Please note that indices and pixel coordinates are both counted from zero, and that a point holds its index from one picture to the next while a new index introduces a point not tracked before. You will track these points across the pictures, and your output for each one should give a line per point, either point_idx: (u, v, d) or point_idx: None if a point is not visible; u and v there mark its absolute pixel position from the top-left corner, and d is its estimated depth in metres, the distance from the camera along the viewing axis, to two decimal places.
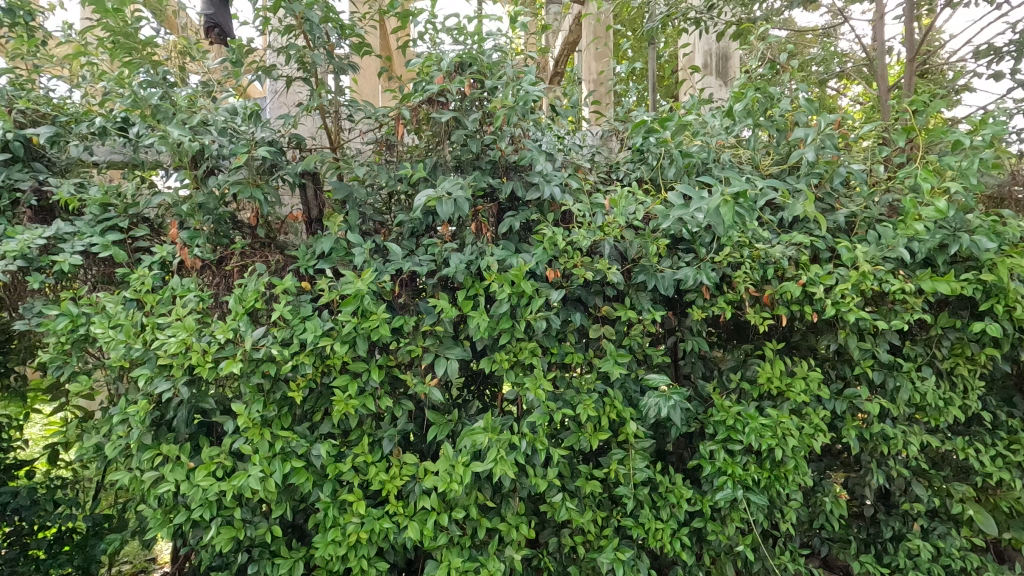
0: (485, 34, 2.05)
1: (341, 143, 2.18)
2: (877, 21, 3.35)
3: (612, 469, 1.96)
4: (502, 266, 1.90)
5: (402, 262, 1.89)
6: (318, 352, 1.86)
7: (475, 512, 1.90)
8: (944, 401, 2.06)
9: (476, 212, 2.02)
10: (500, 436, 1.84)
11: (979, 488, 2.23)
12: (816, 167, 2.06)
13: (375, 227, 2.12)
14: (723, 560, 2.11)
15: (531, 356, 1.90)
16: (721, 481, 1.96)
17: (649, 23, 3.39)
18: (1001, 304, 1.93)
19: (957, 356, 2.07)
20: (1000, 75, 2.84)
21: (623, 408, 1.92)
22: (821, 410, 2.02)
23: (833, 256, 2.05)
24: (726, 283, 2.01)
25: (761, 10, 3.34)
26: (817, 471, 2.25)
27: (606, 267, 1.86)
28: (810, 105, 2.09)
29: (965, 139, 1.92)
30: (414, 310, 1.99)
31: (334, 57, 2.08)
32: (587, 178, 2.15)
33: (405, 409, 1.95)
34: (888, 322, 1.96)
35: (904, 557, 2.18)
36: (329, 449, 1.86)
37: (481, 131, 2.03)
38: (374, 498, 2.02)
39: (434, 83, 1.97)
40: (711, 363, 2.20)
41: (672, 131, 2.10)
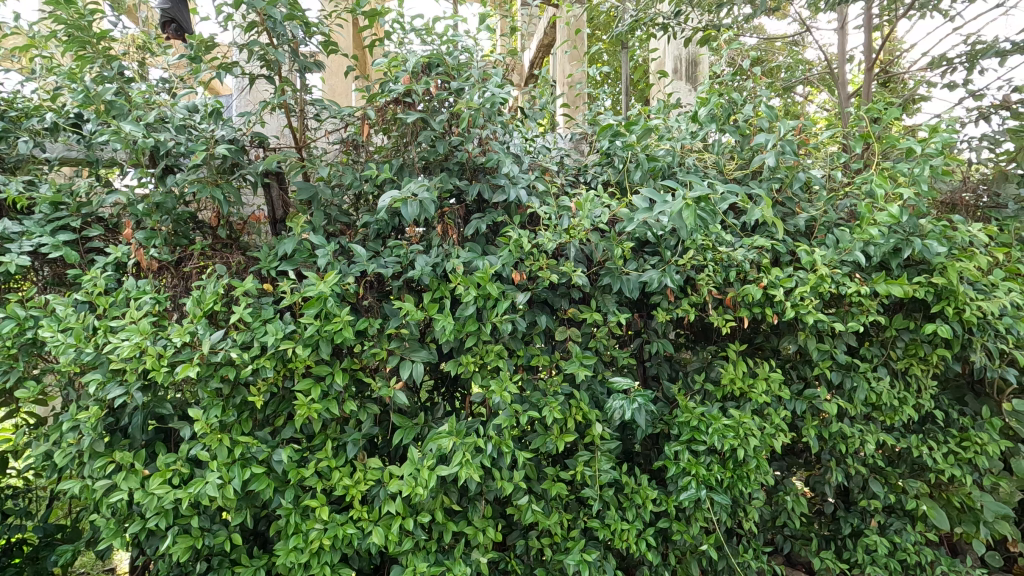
0: (453, 36, 2.04)
1: (307, 143, 2.15)
2: (840, 30, 3.44)
3: (578, 471, 1.96)
4: (468, 268, 1.90)
5: (367, 264, 1.86)
6: (279, 356, 1.82)
7: (440, 516, 1.88)
8: (899, 400, 2.13)
9: (442, 214, 2.00)
10: (465, 439, 1.83)
11: (932, 484, 2.30)
12: (777, 172, 2.11)
13: (340, 228, 2.09)
14: (689, 560, 2.14)
15: (497, 359, 1.90)
16: (685, 481, 1.97)
17: (620, 28, 3.44)
18: (951, 306, 2.00)
19: (911, 356, 2.14)
20: (953, 84, 2.93)
21: (589, 410, 1.93)
22: (782, 410, 2.05)
23: (793, 259, 2.10)
24: (690, 285, 2.04)
25: (730, 16, 3.40)
26: (779, 469, 2.30)
27: (572, 270, 1.87)
28: (770, 112, 2.14)
29: (917, 146, 1.99)
30: (379, 312, 1.96)
31: (298, 55, 2.05)
32: (554, 181, 2.16)
33: (370, 412, 1.93)
34: (845, 324, 2.01)
35: (862, 552, 2.24)
36: (291, 454, 1.83)
37: (448, 132, 2.02)
38: (337, 504, 1.99)
39: (400, 83, 1.96)
40: (677, 364, 2.22)
41: (637, 135, 2.13)
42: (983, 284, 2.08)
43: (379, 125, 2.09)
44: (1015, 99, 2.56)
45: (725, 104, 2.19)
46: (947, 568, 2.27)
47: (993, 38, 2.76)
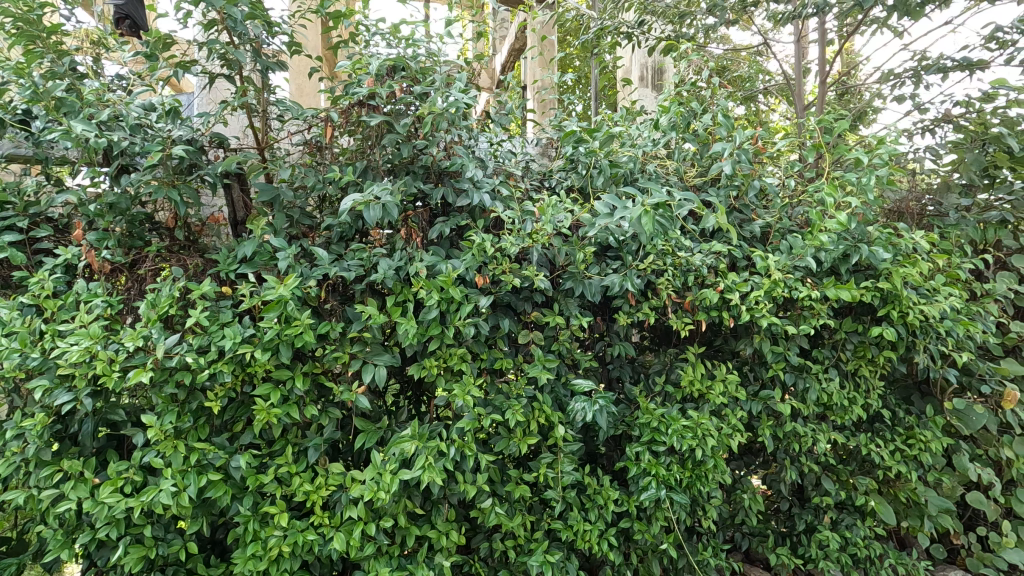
0: (417, 39, 2.05)
1: (268, 144, 2.12)
2: (798, 43, 3.55)
3: (540, 473, 1.98)
4: (431, 272, 1.90)
5: (329, 267, 1.85)
6: (237, 361, 1.79)
7: (403, 521, 1.87)
8: (849, 400, 2.22)
9: (406, 218, 1.99)
10: (428, 442, 1.83)
11: (881, 481, 2.40)
12: (734, 179, 2.18)
13: (302, 231, 2.06)
14: (650, 559, 2.17)
15: (460, 362, 1.91)
16: (645, 482, 2.00)
17: (587, 36, 3.49)
18: (896, 310, 2.09)
19: (860, 357, 2.23)
20: (902, 97, 3.07)
21: (551, 412, 1.96)
22: (739, 411, 2.11)
23: (749, 264, 2.17)
24: (650, 289, 2.08)
25: (693, 27, 3.48)
26: (736, 469, 2.36)
27: (534, 274, 1.89)
28: (727, 121, 2.21)
29: (864, 157, 2.08)
30: (341, 315, 1.95)
31: (261, 55, 2.02)
32: (518, 185, 2.18)
33: (331, 417, 1.91)
34: (798, 327, 2.09)
35: (816, 548, 2.31)
36: (249, 460, 1.80)
37: (412, 135, 2.02)
38: (297, 510, 1.96)
39: (364, 86, 1.96)
40: (639, 367, 2.26)
41: (600, 141, 2.17)
42: (926, 289, 2.18)
43: (342, 127, 2.06)
44: (956, 113, 2.69)
45: (685, 113, 2.25)
46: (895, 561, 2.37)
47: (938, 55, 2.89)
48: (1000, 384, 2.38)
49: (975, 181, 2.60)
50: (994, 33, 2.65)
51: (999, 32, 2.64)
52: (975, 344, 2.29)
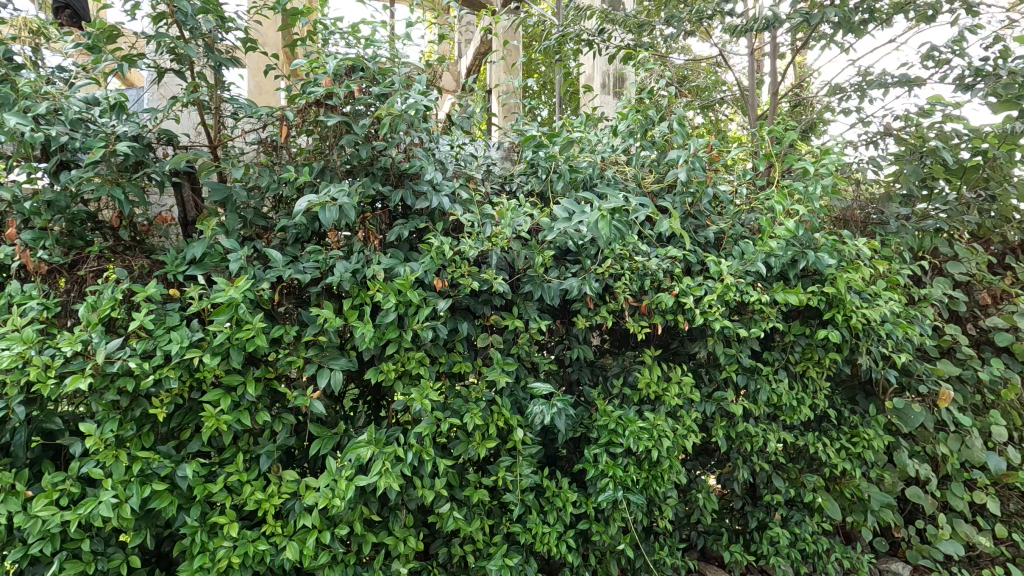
0: (377, 40, 2.03)
1: (222, 142, 2.06)
2: (753, 56, 3.68)
3: (499, 477, 1.98)
4: (389, 274, 1.88)
5: (283, 269, 1.81)
6: (185, 365, 1.72)
7: (359, 528, 1.84)
8: (797, 401, 2.30)
9: (364, 219, 1.97)
10: (385, 447, 1.81)
11: (828, 478, 2.50)
12: (689, 186, 2.23)
13: (256, 232, 2.01)
14: (608, 559, 2.19)
15: (418, 366, 1.89)
16: (603, 483, 2.03)
17: (549, 42, 3.53)
18: (840, 313, 2.18)
19: (808, 359, 2.32)
20: (848, 110, 3.22)
21: (510, 416, 1.95)
22: (693, 412, 2.16)
23: (703, 269, 2.22)
24: (608, 293, 2.10)
25: (652, 37, 3.56)
26: (691, 469, 2.41)
27: (493, 277, 1.89)
28: (683, 129, 2.27)
29: (810, 167, 2.17)
30: (296, 318, 1.91)
31: (213, 51, 1.96)
32: (478, 189, 2.18)
33: (285, 423, 1.86)
34: (749, 330, 2.15)
35: (767, 544, 2.39)
36: (197, 468, 1.73)
37: (371, 136, 1.99)
38: (249, 520, 1.90)
39: (321, 85, 1.92)
40: (598, 369, 2.29)
41: (559, 146, 2.20)
42: (869, 293, 2.28)
43: (299, 126, 2.02)
44: (897, 127, 2.83)
45: (643, 120, 2.30)
46: (841, 555, 2.47)
47: (880, 71, 3.04)
48: (936, 384, 2.51)
49: (914, 192, 2.75)
50: (930, 52, 2.80)
51: (935, 52, 2.80)
52: (913, 345, 2.41)
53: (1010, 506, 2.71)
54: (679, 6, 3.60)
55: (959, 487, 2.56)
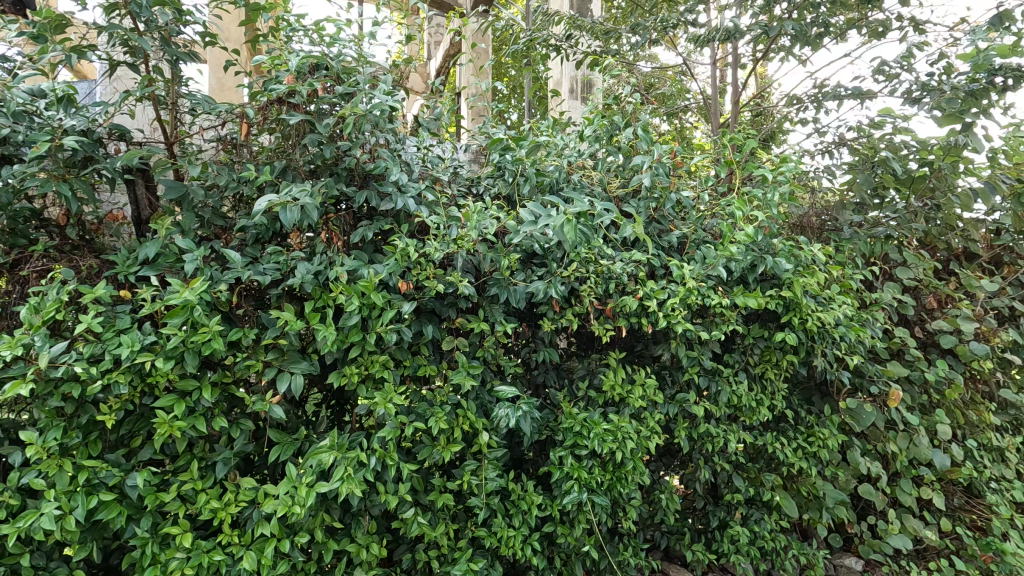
0: (342, 39, 2.00)
1: (178, 139, 1.99)
2: (715, 66, 3.78)
3: (464, 481, 1.96)
4: (353, 276, 1.85)
5: (242, 270, 1.76)
6: (135, 370, 1.66)
7: (319, 535, 1.80)
8: (756, 402, 2.36)
9: (327, 221, 1.94)
10: (347, 452, 1.77)
11: (785, 477, 2.57)
12: (653, 191, 2.27)
13: (214, 232, 1.95)
14: (573, 561, 2.20)
15: (382, 369, 1.86)
16: (567, 485, 2.04)
17: (517, 46, 3.54)
18: (797, 317, 2.25)
19: (766, 361, 2.38)
20: (805, 120, 3.33)
21: (475, 419, 1.94)
22: (657, 414, 2.19)
23: (666, 273, 2.26)
24: (574, 296, 2.12)
25: (619, 44, 3.61)
26: (655, 470, 2.45)
27: (459, 280, 1.88)
28: (647, 135, 2.31)
29: (769, 175, 2.24)
30: (256, 321, 1.86)
31: (170, 44, 1.89)
32: (444, 191, 2.17)
33: (243, 429, 1.81)
34: (710, 333, 2.20)
35: (728, 543, 2.45)
36: (148, 477, 1.67)
37: (336, 136, 1.96)
38: (204, 529, 1.84)
39: (283, 83, 1.88)
40: (564, 372, 2.30)
41: (526, 150, 2.21)
42: (823, 297, 2.36)
43: (260, 125, 1.97)
44: (850, 138, 2.94)
45: (609, 126, 2.33)
46: (798, 551, 2.54)
47: (834, 83, 3.16)
48: (886, 385, 2.61)
49: (866, 200, 2.86)
50: (880, 66, 2.93)
51: (885, 66, 2.92)
52: (865, 348, 2.50)
53: (954, 500, 2.89)
54: (645, 15, 3.67)
55: (908, 483, 2.67)
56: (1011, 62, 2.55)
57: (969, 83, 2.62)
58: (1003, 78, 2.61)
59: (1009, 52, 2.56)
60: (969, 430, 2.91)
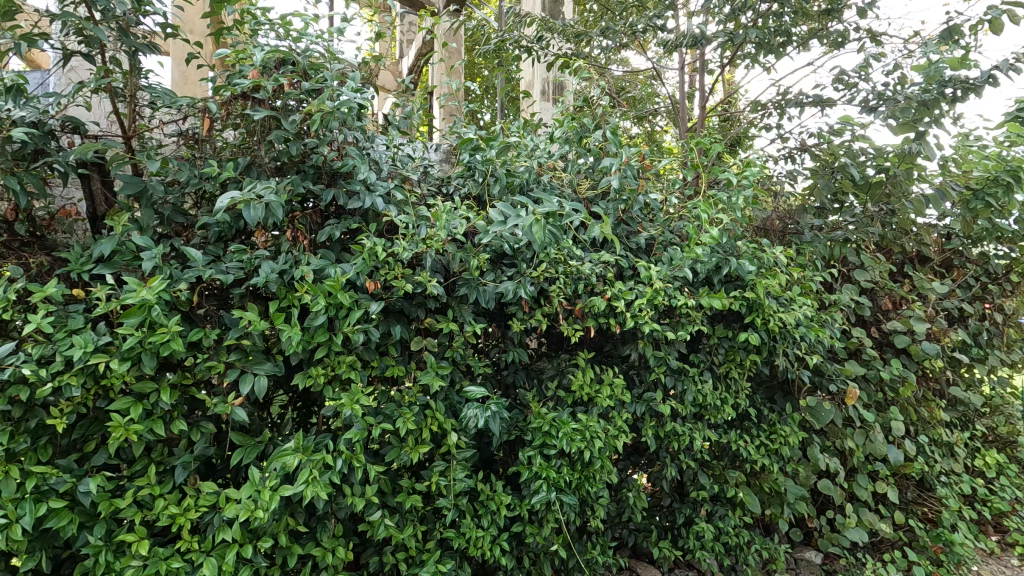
0: (309, 34, 1.96)
1: (137, 133, 1.93)
2: (684, 71, 3.85)
3: (432, 482, 1.95)
4: (319, 276, 1.82)
5: (203, 269, 1.71)
6: (89, 372, 1.60)
7: (284, 540, 1.76)
8: (721, 401, 2.41)
9: (292, 219, 1.90)
10: (313, 455, 1.74)
11: (749, 473, 2.63)
12: (622, 193, 2.29)
13: (174, 229, 1.90)
14: (542, 560, 2.21)
15: (349, 370, 1.84)
16: (536, 485, 2.04)
17: (488, 46, 3.55)
18: (759, 317, 2.31)
19: (730, 361, 2.44)
20: (768, 125, 3.42)
21: (444, 420, 1.94)
22: (624, 413, 2.22)
23: (634, 273, 2.30)
24: (543, 296, 2.13)
25: (589, 47, 3.65)
26: (623, 469, 2.48)
27: (427, 280, 1.87)
28: (616, 137, 2.33)
29: (733, 179, 2.29)
30: (217, 321, 1.81)
31: (128, 35, 1.82)
32: (414, 190, 2.15)
33: (204, 431, 1.76)
34: (677, 333, 2.24)
35: (693, 539, 2.49)
36: (102, 483, 1.61)
37: (302, 133, 1.92)
38: (162, 536, 1.78)
39: (247, 77, 1.84)
40: (533, 373, 2.31)
41: (496, 150, 2.21)
42: (785, 298, 2.42)
43: (223, 120, 1.94)
44: (812, 144, 3.03)
45: (578, 128, 2.35)
46: (760, 546, 2.61)
47: (797, 91, 3.26)
48: (844, 384, 2.69)
49: (826, 204, 2.96)
50: (839, 75, 3.03)
51: (844, 76, 3.03)
52: (824, 347, 2.58)
53: (907, 493, 3.02)
54: (615, 20, 3.72)
55: (864, 478, 2.77)
56: (960, 74, 2.67)
57: (922, 94, 2.74)
58: (953, 89, 2.73)
59: (958, 65, 2.68)
60: (921, 426, 3.04)
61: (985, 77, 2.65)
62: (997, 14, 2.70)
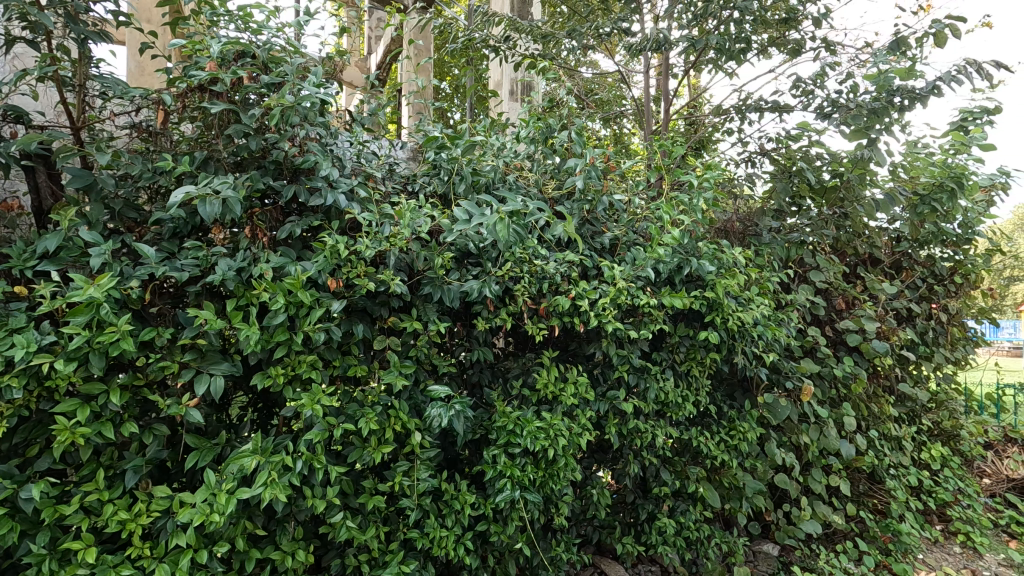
0: (269, 26, 1.92)
1: (87, 124, 1.86)
2: (650, 75, 3.92)
3: (396, 482, 1.93)
4: (279, 273, 1.79)
5: (156, 266, 1.66)
6: (31, 373, 1.53)
7: (241, 544, 1.72)
8: (682, 398, 2.46)
9: (251, 215, 1.86)
10: (271, 456, 1.71)
11: (710, 469, 2.69)
12: (586, 194, 2.31)
13: (126, 225, 1.83)
14: (506, 559, 2.22)
15: (310, 370, 1.80)
16: (500, 484, 2.05)
17: (456, 45, 3.55)
18: (719, 316, 2.37)
19: (691, 359, 2.49)
20: (730, 129, 3.51)
21: (408, 419, 1.92)
22: (588, 411, 2.25)
23: (599, 273, 2.32)
24: (508, 295, 2.13)
25: (556, 49, 3.69)
26: (587, 466, 2.51)
27: (391, 278, 1.85)
28: (581, 138, 2.36)
29: (693, 181, 2.35)
30: (172, 320, 1.75)
31: (77, 22, 1.75)
32: (378, 188, 2.12)
33: (157, 434, 1.70)
34: (639, 331, 2.28)
35: (656, 534, 2.54)
36: (45, 489, 1.54)
37: (263, 128, 1.88)
38: (111, 543, 1.71)
39: (204, 69, 1.79)
40: (499, 372, 2.31)
41: (461, 149, 2.20)
42: (743, 298, 2.49)
43: (179, 112, 1.89)
44: (770, 148, 3.13)
45: (544, 128, 2.37)
46: (720, 540, 2.67)
47: (756, 97, 3.36)
48: (800, 381, 2.78)
49: (784, 207, 3.05)
50: (796, 82, 3.13)
51: (801, 82, 3.13)
52: (780, 346, 2.67)
53: (859, 486, 3.14)
54: (582, 22, 3.77)
55: (818, 472, 2.87)
56: (908, 84, 2.80)
57: (872, 102, 2.86)
58: (901, 99, 2.86)
59: (906, 75, 2.80)
60: (872, 421, 3.17)
61: (929, 88, 2.78)
62: (940, 27, 2.84)
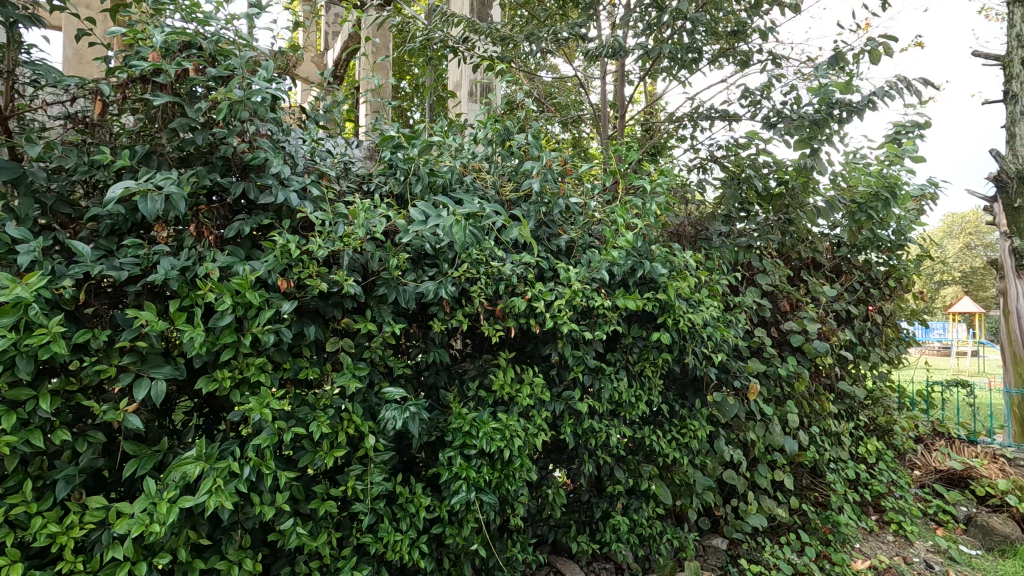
0: (217, 17, 1.85)
1: (15, 113, 1.75)
2: (607, 80, 4.00)
3: (349, 487, 1.90)
4: (226, 273, 1.73)
5: (92, 265, 1.57)
6: None
7: (183, 555, 1.65)
8: (635, 398, 2.51)
9: (197, 212, 1.79)
10: (216, 462, 1.65)
11: (662, 467, 2.76)
12: (543, 196, 2.33)
13: (59, 221, 1.73)
14: (462, 561, 2.21)
15: (258, 373, 1.75)
16: (456, 485, 2.04)
17: (415, 44, 3.53)
18: (670, 318, 2.44)
19: (644, 359, 2.55)
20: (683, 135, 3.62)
21: (361, 422, 1.89)
22: (544, 411, 2.27)
23: (554, 274, 2.35)
24: (465, 297, 2.13)
25: (514, 52, 3.73)
26: (543, 466, 2.53)
27: (344, 279, 1.81)
28: (537, 141, 2.38)
29: (646, 186, 2.41)
30: (109, 322, 1.67)
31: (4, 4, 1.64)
32: (332, 186, 2.08)
33: (92, 441, 1.62)
34: (594, 332, 2.31)
35: (610, 532, 2.59)
36: None
37: (210, 122, 1.82)
38: (40, 558, 1.61)
39: (146, 59, 1.71)
40: (455, 373, 2.30)
41: (418, 149, 2.19)
42: (694, 300, 2.57)
43: (119, 104, 1.80)
44: (721, 156, 3.24)
45: (501, 130, 2.38)
46: (671, 536, 2.74)
47: (708, 105, 3.47)
48: (746, 380, 2.89)
49: (732, 212, 3.17)
50: (745, 92, 3.25)
51: (749, 93, 3.25)
52: (728, 346, 2.76)
53: (802, 480, 3.29)
54: (541, 27, 3.81)
55: (764, 467, 2.99)
56: (846, 98, 2.95)
57: (814, 113, 3.00)
58: (841, 111, 3.01)
59: (844, 89, 2.95)
60: (814, 418, 3.32)
61: (865, 102, 2.95)
62: (874, 45, 3.01)
